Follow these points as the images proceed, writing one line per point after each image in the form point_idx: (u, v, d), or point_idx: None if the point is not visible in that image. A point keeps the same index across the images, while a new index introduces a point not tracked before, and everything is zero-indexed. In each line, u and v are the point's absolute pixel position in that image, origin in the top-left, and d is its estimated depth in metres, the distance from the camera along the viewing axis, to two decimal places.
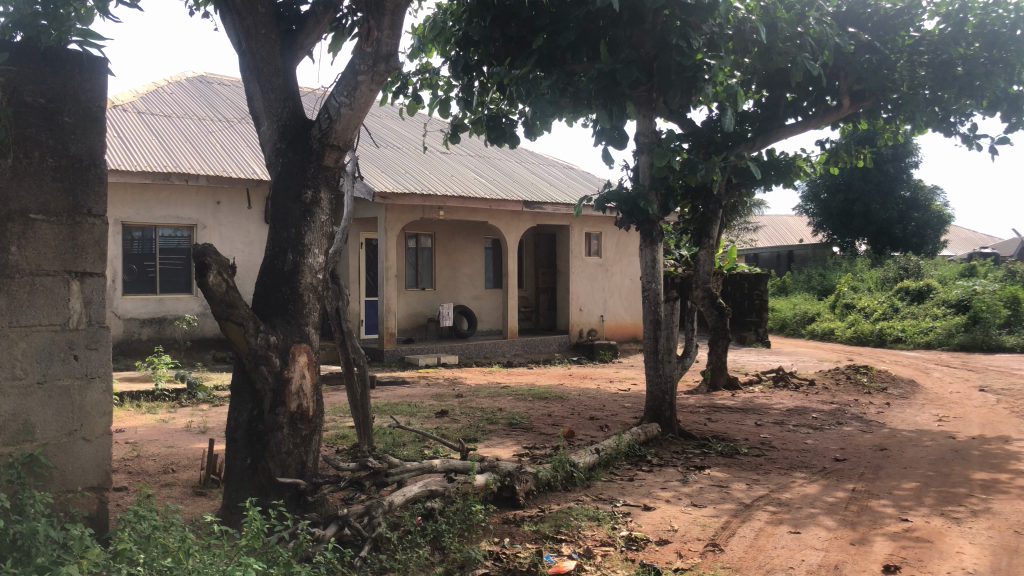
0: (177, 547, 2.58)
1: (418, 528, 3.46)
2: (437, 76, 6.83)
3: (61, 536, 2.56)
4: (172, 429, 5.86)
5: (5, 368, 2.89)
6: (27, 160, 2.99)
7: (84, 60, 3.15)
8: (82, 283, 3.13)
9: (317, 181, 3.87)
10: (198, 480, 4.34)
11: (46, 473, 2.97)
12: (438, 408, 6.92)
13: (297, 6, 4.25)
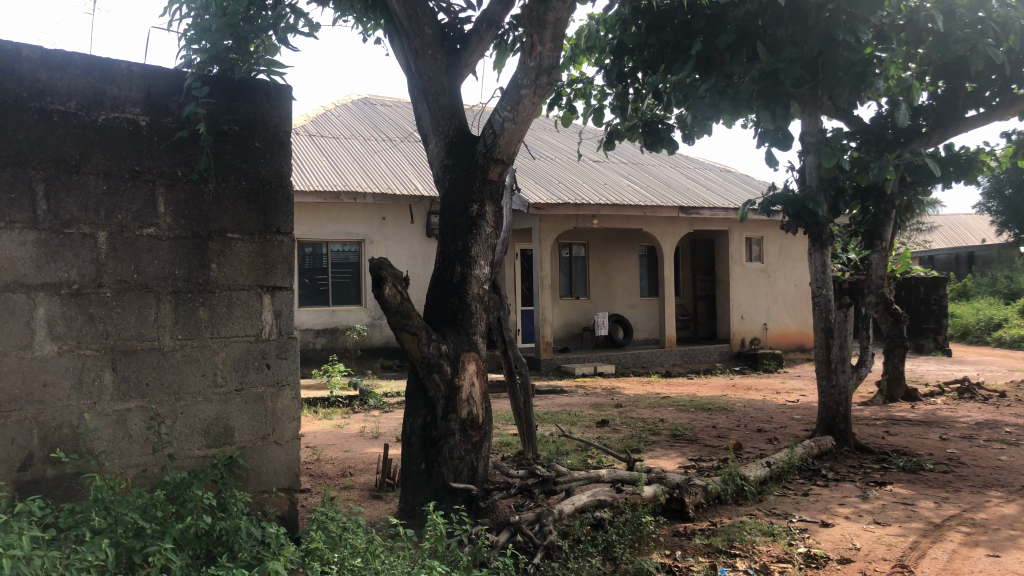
0: (366, 548, 2.70)
1: (589, 537, 3.46)
2: (590, 86, 6.84)
3: (261, 534, 2.75)
4: (348, 433, 6.16)
5: (207, 376, 3.15)
6: (225, 184, 3.23)
7: (272, 88, 3.38)
8: (273, 296, 3.33)
9: (483, 195, 3.96)
10: (374, 483, 4.54)
11: (244, 474, 3.20)
12: (599, 417, 6.91)
13: (460, 26, 4.35)
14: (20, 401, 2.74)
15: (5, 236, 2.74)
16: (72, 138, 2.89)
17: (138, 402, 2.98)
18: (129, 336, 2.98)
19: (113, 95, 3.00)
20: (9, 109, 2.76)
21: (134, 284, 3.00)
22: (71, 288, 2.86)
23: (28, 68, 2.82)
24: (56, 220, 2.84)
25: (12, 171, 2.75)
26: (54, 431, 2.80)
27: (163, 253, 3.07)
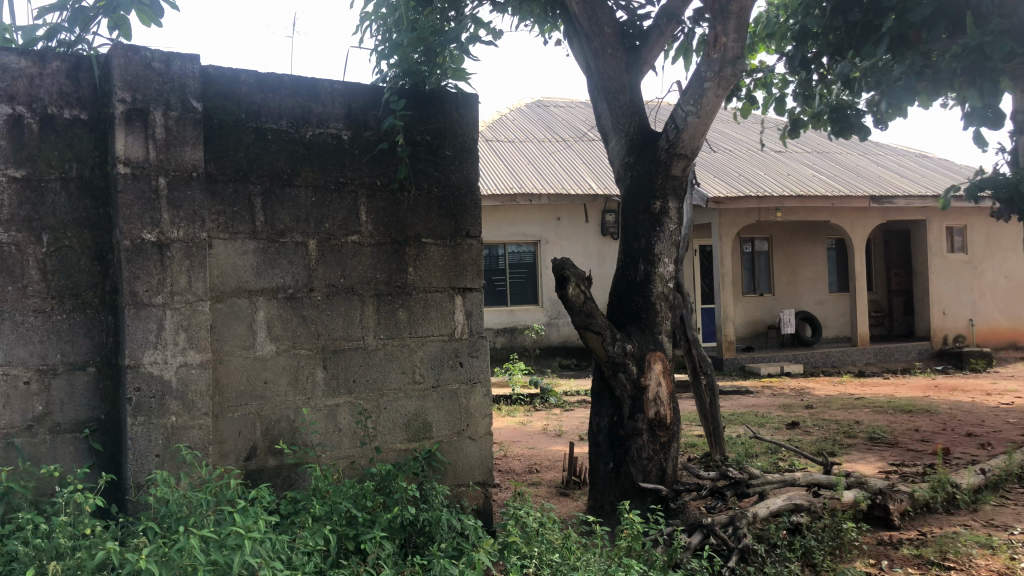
0: (562, 544, 2.76)
1: (786, 542, 3.34)
2: (771, 74, 6.60)
3: (460, 526, 2.87)
4: (531, 431, 6.28)
5: (406, 373, 3.31)
6: (419, 191, 3.40)
7: (459, 97, 3.53)
8: (464, 297, 3.47)
9: (665, 191, 3.91)
10: (561, 481, 4.59)
11: (442, 468, 3.34)
12: (789, 419, 6.65)
13: (640, 23, 4.32)
14: (246, 397, 2.99)
15: (229, 246, 2.99)
16: (283, 154, 3.13)
17: (346, 398, 3.18)
18: (337, 336, 3.18)
19: (318, 112, 3.22)
20: (230, 130, 3.02)
21: (341, 288, 3.20)
22: (287, 293, 3.09)
23: (245, 91, 3.06)
24: (272, 230, 3.08)
25: (234, 187, 3.00)
26: (275, 424, 3.04)
27: (365, 258, 3.26)
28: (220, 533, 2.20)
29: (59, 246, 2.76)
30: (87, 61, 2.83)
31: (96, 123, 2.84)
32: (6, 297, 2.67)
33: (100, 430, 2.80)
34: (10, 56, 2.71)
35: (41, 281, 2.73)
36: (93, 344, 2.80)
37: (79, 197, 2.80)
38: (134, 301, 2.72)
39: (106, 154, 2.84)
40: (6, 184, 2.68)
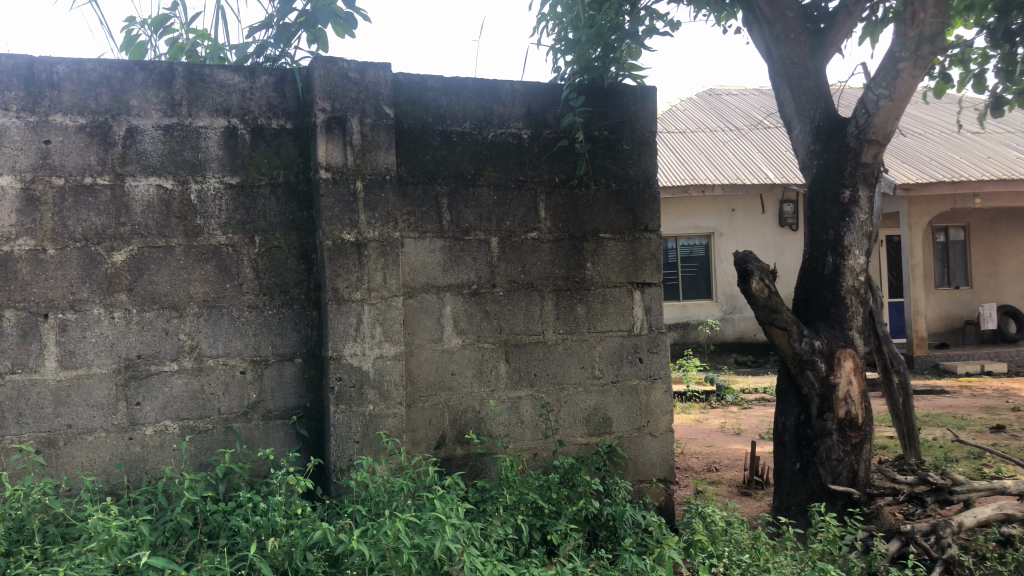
0: (751, 545, 2.70)
1: (997, 555, 3.11)
2: (969, 50, 6.11)
3: (644, 522, 2.87)
4: (709, 428, 6.16)
5: (586, 368, 3.34)
6: (599, 186, 3.42)
7: (638, 92, 3.50)
8: (643, 292, 3.45)
9: (856, 179, 3.71)
10: (743, 480, 4.48)
11: (623, 463, 3.35)
12: (993, 422, 6.15)
13: (825, 4, 4.11)
14: (435, 388, 3.12)
15: (419, 245, 3.13)
16: (468, 155, 3.24)
17: (528, 391, 3.25)
18: (519, 331, 3.26)
19: (500, 113, 3.30)
20: (419, 134, 3.16)
21: (522, 283, 3.27)
22: (471, 288, 3.20)
23: (431, 96, 3.20)
24: (458, 229, 3.19)
25: (422, 188, 3.14)
26: (462, 414, 3.16)
27: (545, 254, 3.31)
28: (422, 517, 2.33)
29: (269, 246, 2.99)
30: (291, 74, 3.05)
31: (299, 131, 3.05)
32: (225, 293, 2.93)
33: (306, 417, 3.02)
34: (225, 72, 2.96)
35: (254, 280, 2.96)
36: (299, 337, 3.02)
37: (286, 201, 3.02)
38: (335, 297, 2.91)
39: (309, 160, 3.05)
40: (223, 190, 2.94)
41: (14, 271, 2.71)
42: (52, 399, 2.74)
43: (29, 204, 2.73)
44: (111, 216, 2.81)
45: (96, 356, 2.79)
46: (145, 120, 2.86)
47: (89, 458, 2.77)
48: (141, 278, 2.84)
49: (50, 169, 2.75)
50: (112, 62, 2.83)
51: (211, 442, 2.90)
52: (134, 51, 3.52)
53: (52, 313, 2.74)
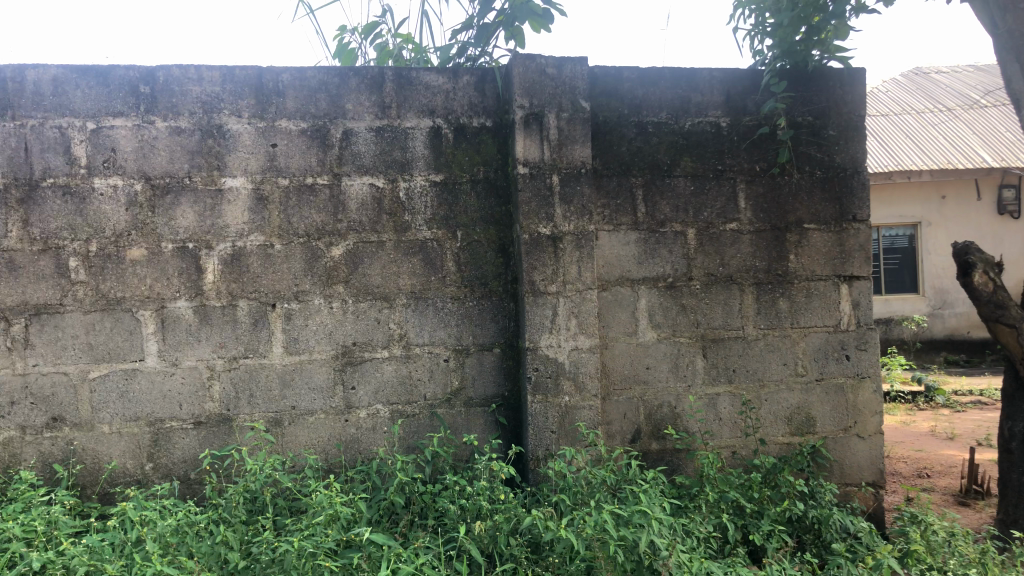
0: (979, 560, 2.51)
1: None
2: None
3: (853, 528, 2.74)
4: (919, 432, 5.74)
5: (789, 365, 3.22)
6: (803, 175, 3.27)
7: (845, 75, 3.31)
8: (850, 286, 3.27)
9: None
10: (960, 489, 4.15)
11: (828, 464, 3.21)
12: None
13: None
14: (630, 381, 3.12)
15: (613, 237, 3.13)
16: (664, 146, 3.19)
17: (726, 387, 3.18)
18: (717, 326, 3.18)
19: (697, 102, 3.24)
20: (615, 127, 3.16)
21: (720, 276, 3.19)
22: (667, 281, 3.16)
23: (628, 88, 3.19)
24: (654, 221, 3.16)
25: (618, 180, 3.14)
26: (657, 409, 3.14)
27: (745, 246, 3.22)
28: (627, 509, 2.36)
29: (470, 240, 3.10)
30: (491, 73, 3.13)
31: (499, 128, 3.14)
32: (430, 285, 3.06)
33: (505, 405, 3.11)
34: (430, 74, 3.09)
35: (456, 272, 3.08)
36: (498, 328, 3.11)
37: (486, 196, 3.11)
38: (533, 290, 2.97)
39: (508, 156, 3.13)
40: (428, 187, 3.07)
41: (247, 265, 2.97)
42: (279, 381, 2.98)
43: (259, 203, 2.98)
44: (328, 214, 3.01)
45: (317, 343, 3.00)
46: (358, 122, 3.04)
47: (310, 437, 3.00)
48: (355, 271, 3.02)
49: (276, 171, 2.99)
50: (329, 69, 3.03)
51: (418, 426, 3.06)
52: (346, 58, 3.76)
53: (278, 303, 2.98)
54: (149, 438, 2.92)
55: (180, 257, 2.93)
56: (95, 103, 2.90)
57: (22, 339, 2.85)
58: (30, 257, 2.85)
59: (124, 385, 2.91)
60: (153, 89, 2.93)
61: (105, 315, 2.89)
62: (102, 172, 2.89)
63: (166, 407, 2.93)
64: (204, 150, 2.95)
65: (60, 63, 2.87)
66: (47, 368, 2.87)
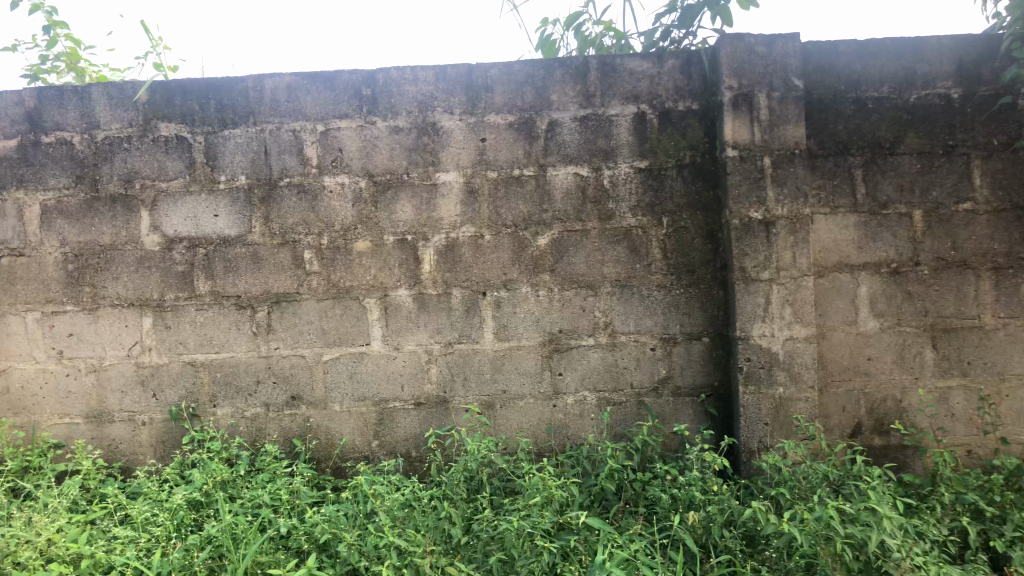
0: None
1: None
2: None
3: None
4: None
5: None
6: None
7: None
8: None
9: None
10: None
11: None
12: None
13: None
14: (849, 372, 2.96)
15: (830, 220, 2.97)
16: (886, 122, 2.99)
17: (960, 381, 2.95)
18: (949, 315, 2.95)
19: (924, 73, 3.00)
20: (831, 104, 2.99)
21: (953, 261, 2.95)
22: (892, 267, 2.96)
23: (844, 62, 3.01)
24: (875, 202, 2.97)
25: (834, 160, 2.97)
26: (881, 402, 2.97)
27: (981, 228, 2.96)
28: (853, 508, 2.26)
29: (677, 227, 3.05)
30: (697, 55, 3.07)
31: (705, 112, 3.07)
32: (636, 273, 3.06)
33: (714, 395, 3.05)
34: (635, 60, 3.07)
35: (663, 260, 3.05)
36: (706, 317, 3.05)
37: (693, 181, 3.06)
38: (743, 277, 2.88)
39: (715, 140, 3.05)
40: (633, 174, 3.06)
41: (460, 255, 3.09)
42: (491, 366, 3.10)
43: (471, 195, 3.09)
44: (536, 204, 3.08)
45: (526, 330, 3.08)
46: (563, 113, 3.08)
47: (521, 421, 3.10)
48: (562, 260, 3.07)
49: (486, 164, 3.09)
50: (536, 62, 3.09)
51: (626, 413, 3.08)
52: (548, 50, 3.80)
53: (489, 291, 3.08)
54: (375, 418, 3.13)
55: (400, 248, 3.10)
56: (323, 106, 3.13)
57: (266, 325, 3.13)
58: (272, 250, 3.12)
59: (351, 367, 3.13)
60: (374, 91, 3.11)
61: (335, 303, 3.12)
62: (331, 170, 3.12)
63: (390, 389, 3.12)
64: (420, 146, 3.11)
65: (293, 71, 3.12)
66: (287, 351, 3.13)
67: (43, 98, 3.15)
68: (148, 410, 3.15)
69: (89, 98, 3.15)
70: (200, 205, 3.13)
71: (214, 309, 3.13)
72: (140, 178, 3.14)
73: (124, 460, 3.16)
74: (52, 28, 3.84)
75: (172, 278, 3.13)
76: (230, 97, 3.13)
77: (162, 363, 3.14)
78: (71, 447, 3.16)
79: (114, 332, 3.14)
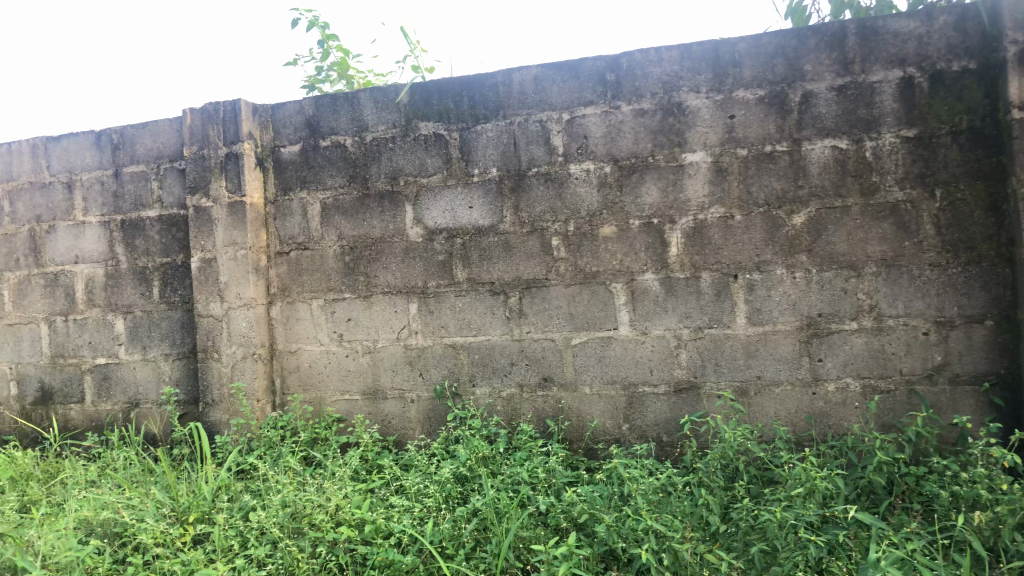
0: None
1: None
2: None
3: None
4: None
5: None
6: None
7: None
8: None
9: None
10: None
11: None
12: None
13: None
14: None
15: None
16: None
17: None
18: None
19: None
20: None
21: None
22: None
23: None
24: None
25: None
26: None
27: None
28: None
29: (953, 200, 2.79)
30: (974, 8, 2.76)
31: (986, 70, 2.76)
32: (905, 252, 2.83)
33: (1000, 385, 2.76)
34: (900, 20, 2.83)
35: (936, 236, 2.80)
36: (989, 298, 2.76)
37: (971, 148, 2.77)
38: None
39: (997, 100, 2.74)
40: (900, 144, 2.83)
41: (709, 237, 3.03)
42: (744, 351, 3.01)
43: (719, 175, 3.01)
44: (789, 181, 2.94)
45: (781, 314, 2.96)
46: (818, 83, 2.91)
47: (778, 409, 2.98)
48: (820, 239, 2.91)
49: (735, 142, 3.00)
50: (787, 32, 2.94)
51: (894, 403, 2.87)
52: (798, 18, 3.55)
53: (741, 274, 3.00)
54: (625, 401, 3.15)
55: (646, 232, 3.09)
56: (569, 95, 3.18)
57: (518, 310, 3.25)
58: (522, 238, 3.23)
59: (601, 351, 3.17)
60: (619, 76, 3.12)
61: (583, 288, 3.18)
62: (577, 157, 3.17)
63: (639, 373, 3.13)
64: (666, 128, 3.07)
65: (540, 63, 3.20)
66: (539, 334, 3.24)
67: (320, 106, 3.48)
68: (415, 388, 3.39)
69: (358, 103, 3.44)
70: (456, 198, 3.31)
71: (472, 295, 3.30)
72: (403, 175, 3.38)
73: (396, 435, 3.42)
74: (325, 41, 4.22)
75: (434, 267, 3.34)
76: (482, 92, 3.28)
77: (427, 345, 3.37)
78: (351, 421, 3.48)
79: (384, 318, 3.41)
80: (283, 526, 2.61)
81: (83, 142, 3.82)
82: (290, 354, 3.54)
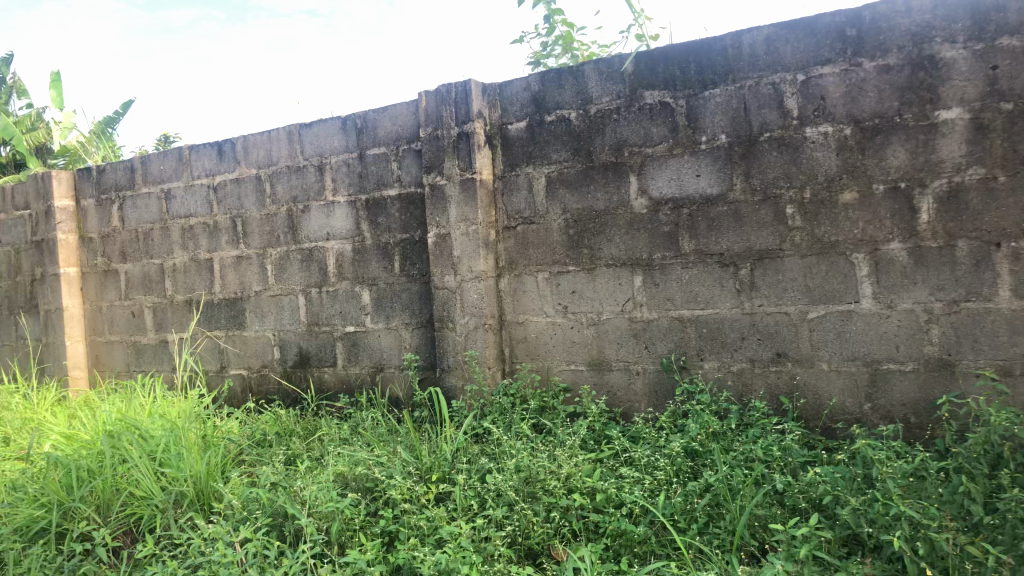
0: None
1: None
2: None
3: None
4: None
5: None
6: None
7: None
8: None
9: None
10: None
11: None
12: None
13: None
14: None
15: None
16: None
17: None
18: None
19: None
20: None
21: None
22: None
23: None
24: None
25: None
26: None
27: None
28: None
29: None
30: None
31: None
32: None
33: None
34: None
35: None
36: None
37: None
38: None
39: None
40: None
41: (967, 202, 2.76)
42: (1007, 328, 2.73)
43: (979, 132, 2.73)
44: None
45: None
46: None
47: None
48: None
49: (999, 95, 2.70)
50: None
51: None
52: None
53: (1006, 241, 2.72)
54: (867, 379, 2.95)
55: (892, 197, 2.87)
56: (805, 54, 3.00)
57: (749, 282, 3.14)
58: (754, 207, 3.11)
59: (840, 326, 2.99)
60: (861, 31, 2.89)
61: (821, 258, 3.01)
62: (814, 120, 2.99)
63: (883, 349, 2.92)
64: (915, 84, 2.82)
65: (772, 22, 3.04)
66: (772, 308, 3.11)
67: (545, 82, 3.53)
68: (641, 360, 3.38)
69: (583, 76, 3.45)
70: (683, 167, 3.24)
71: (699, 267, 3.23)
72: (628, 146, 3.35)
73: (623, 406, 3.43)
74: (551, 15, 4.26)
75: (660, 238, 3.30)
76: (710, 58, 3.17)
77: (653, 318, 3.34)
78: (577, 391, 3.53)
79: (609, 290, 3.42)
80: (518, 489, 2.70)
81: (331, 128, 4.12)
82: (518, 325, 3.65)
